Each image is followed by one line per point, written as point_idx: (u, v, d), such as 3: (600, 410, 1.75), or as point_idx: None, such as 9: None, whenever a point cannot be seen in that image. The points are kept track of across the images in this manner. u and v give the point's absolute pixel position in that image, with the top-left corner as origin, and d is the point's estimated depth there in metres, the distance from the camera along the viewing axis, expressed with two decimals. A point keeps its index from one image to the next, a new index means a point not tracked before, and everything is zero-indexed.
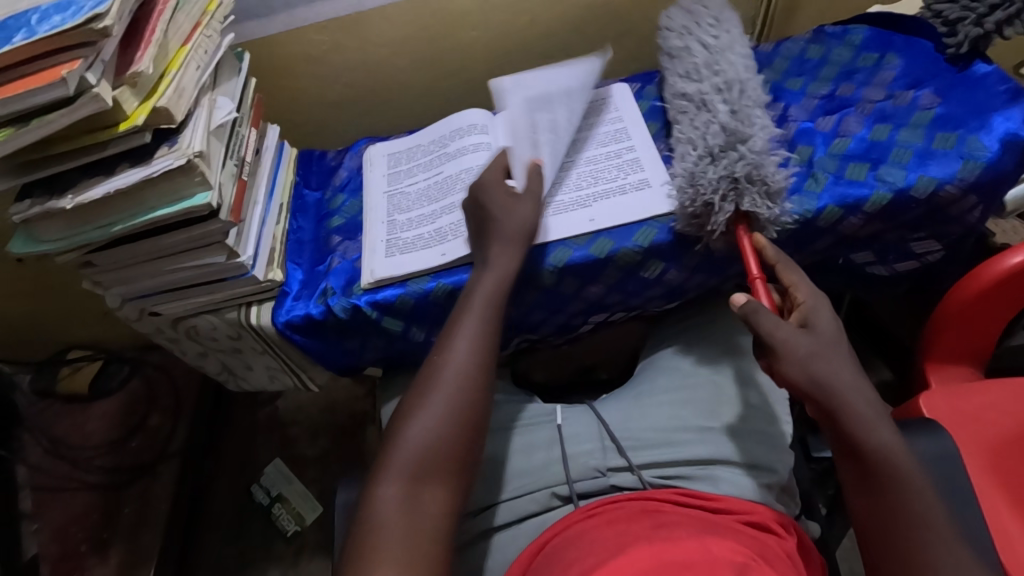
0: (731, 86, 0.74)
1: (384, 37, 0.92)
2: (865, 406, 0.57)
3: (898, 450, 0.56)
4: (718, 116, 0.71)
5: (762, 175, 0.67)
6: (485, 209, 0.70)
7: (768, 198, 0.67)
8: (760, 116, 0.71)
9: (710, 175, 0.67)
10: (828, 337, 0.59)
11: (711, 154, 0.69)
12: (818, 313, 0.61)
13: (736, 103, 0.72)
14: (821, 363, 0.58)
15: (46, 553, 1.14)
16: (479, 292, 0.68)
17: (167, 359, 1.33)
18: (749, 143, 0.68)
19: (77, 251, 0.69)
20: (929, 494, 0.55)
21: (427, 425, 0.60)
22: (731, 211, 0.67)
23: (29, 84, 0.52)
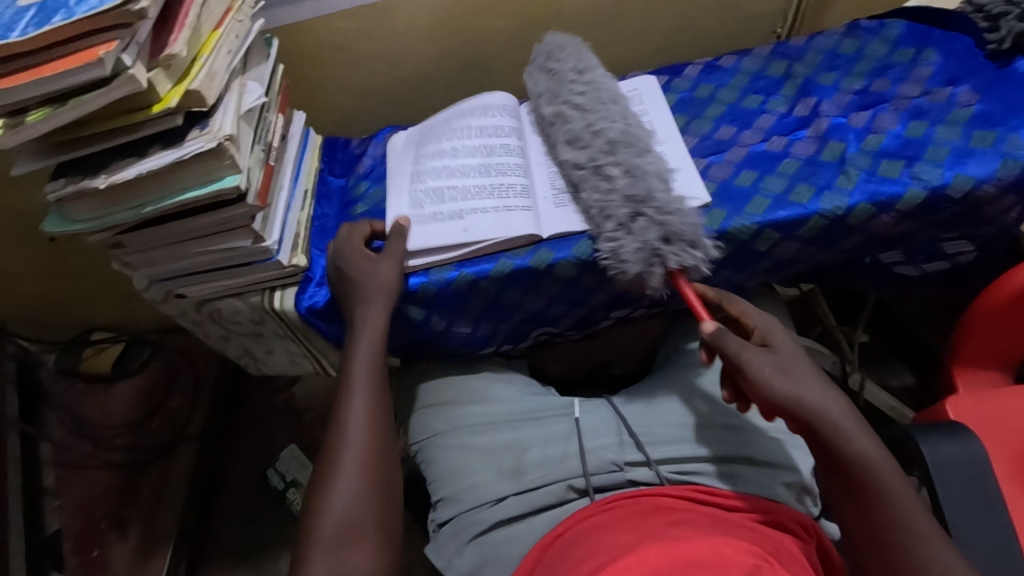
0: (616, 145, 0.73)
1: (411, 26, 0.92)
2: (839, 414, 0.57)
3: (874, 455, 0.55)
4: (616, 184, 0.70)
5: (682, 229, 0.67)
6: (348, 277, 0.73)
7: (690, 249, 0.68)
8: (654, 165, 0.71)
9: (629, 249, 0.67)
10: (790, 355, 0.61)
11: (627, 221, 0.68)
12: (776, 336, 0.63)
13: (627, 162, 0.71)
14: (780, 378, 0.59)
15: (68, 529, 1.17)
16: (360, 358, 0.70)
17: (188, 343, 1.35)
18: (658, 202, 0.68)
19: (108, 232, 0.70)
20: (911, 495, 0.53)
21: (343, 491, 0.61)
22: (672, 265, 0.67)
23: (67, 65, 0.53)
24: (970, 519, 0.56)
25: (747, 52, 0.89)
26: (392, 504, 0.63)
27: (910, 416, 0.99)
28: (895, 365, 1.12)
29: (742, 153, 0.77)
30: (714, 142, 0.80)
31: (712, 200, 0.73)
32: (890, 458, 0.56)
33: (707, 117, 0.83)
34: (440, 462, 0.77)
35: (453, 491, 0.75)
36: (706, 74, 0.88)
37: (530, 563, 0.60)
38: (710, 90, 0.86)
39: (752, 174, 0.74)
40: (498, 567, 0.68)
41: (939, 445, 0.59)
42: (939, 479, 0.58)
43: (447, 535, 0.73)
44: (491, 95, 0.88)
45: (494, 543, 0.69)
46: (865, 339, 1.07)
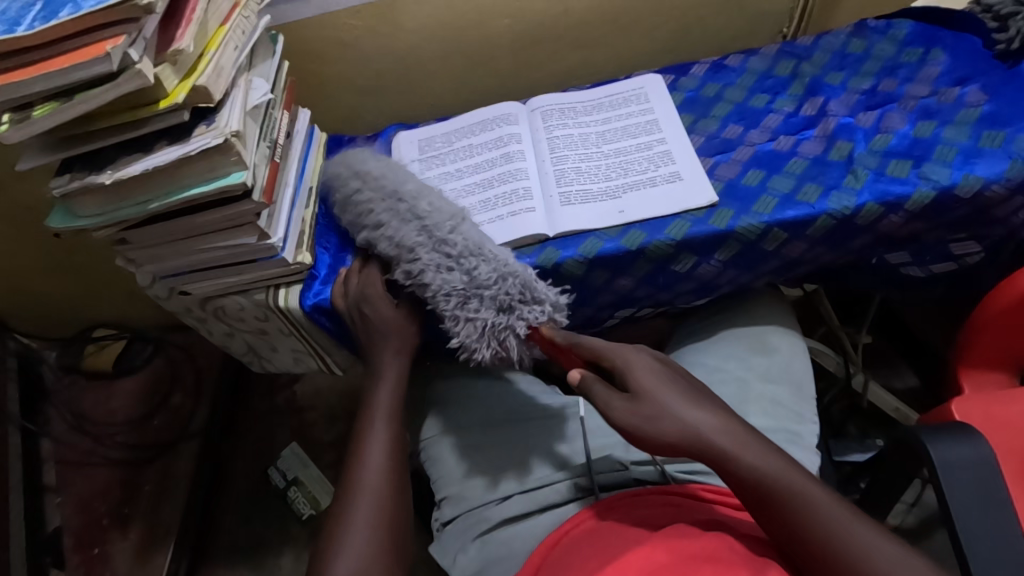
0: (425, 225, 0.68)
1: (416, 24, 0.92)
2: (716, 433, 0.56)
3: (765, 463, 0.54)
4: (432, 270, 0.66)
5: (517, 287, 0.65)
6: (367, 319, 0.72)
7: (527, 306, 0.66)
8: (470, 229, 0.69)
9: (461, 333, 0.65)
10: (652, 393, 0.58)
11: (460, 298, 0.65)
12: (635, 370, 0.60)
13: (435, 243, 0.67)
14: (653, 417, 0.57)
15: (68, 525, 1.17)
16: (380, 405, 0.69)
17: (190, 341, 1.35)
18: (487, 268, 0.65)
19: (113, 227, 0.70)
20: (810, 487, 0.53)
21: (362, 531, 0.59)
22: (524, 327, 0.65)
23: (73, 60, 0.53)
24: (980, 521, 0.55)
25: (754, 52, 0.89)
26: (398, 502, 0.63)
27: (914, 417, 0.99)
28: (899, 367, 1.12)
29: (749, 153, 0.77)
30: (721, 140, 0.79)
31: (719, 199, 0.73)
32: (775, 455, 0.55)
33: (713, 116, 0.83)
34: (447, 460, 0.78)
35: (457, 489, 0.75)
36: (712, 73, 0.88)
37: (537, 560, 0.59)
38: (716, 88, 0.86)
39: (759, 173, 0.74)
40: (504, 565, 0.67)
41: (949, 446, 0.59)
42: (948, 478, 0.57)
43: (453, 533, 0.72)
44: (492, 104, 0.89)
45: (499, 541, 0.69)
46: (869, 340, 1.07)
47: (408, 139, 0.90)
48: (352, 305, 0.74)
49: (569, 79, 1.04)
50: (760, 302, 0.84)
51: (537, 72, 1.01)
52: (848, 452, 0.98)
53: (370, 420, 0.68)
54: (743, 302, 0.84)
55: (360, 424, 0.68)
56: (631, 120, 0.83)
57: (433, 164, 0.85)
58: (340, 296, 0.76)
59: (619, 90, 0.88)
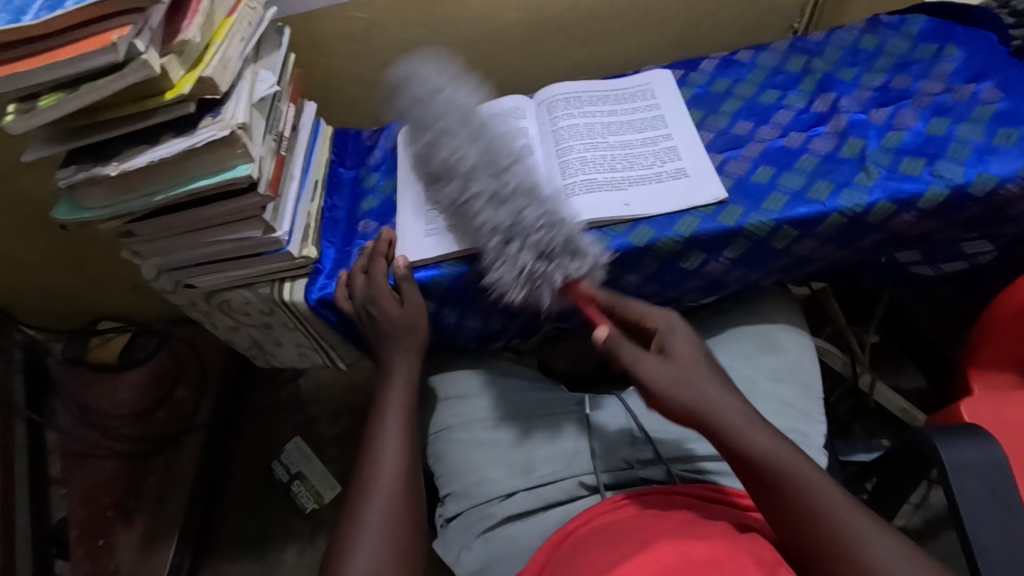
0: (495, 164, 0.71)
1: (423, 17, 0.91)
2: (735, 413, 0.56)
3: (772, 445, 0.54)
4: (487, 204, 0.69)
5: (561, 236, 0.66)
6: (375, 320, 0.72)
7: (573, 256, 0.67)
8: (527, 175, 0.71)
9: (511, 267, 0.66)
10: (686, 362, 0.59)
11: (504, 238, 0.67)
12: (676, 339, 0.62)
13: (498, 175, 0.70)
14: (680, 382, 0.58)
15: (73, 516, 1.17)
16: (392, 406, 0.69)
17: (194, 334, 1.35)
18: (533, 211, 0.67)
19: (119, 219, 0.69)
20: (816, 473, 0.54)
21: (374, 529, 0.59)
22: (563, 276, 0.66)
23: (80, 50, 0.52)
24: (992, 524, 0.55)
25: (765, 47, 0.88)
26: (403, 498, 0.63)
27: (921, 418, 0.98)
28: (907, 367, 1.11)
29: (759, 149, 0.76)
30: (731, 137, 0.78)
31: (728, 196, 0.72)
32: (782, 441, 0.56)
33: (722, 112, 0.82)
34: (451, 456, 0.77)
35: (463, 485, 0.74)
36: (722, 68, 0.87)
37: (541, 559, 0.59)
38: (726, 84, 0.85)
39: (769, 170, 0.73)
40: (508, 563, 0.67)
41: (961, 447, 0.58)
42: (958, 479, 0.57)
43: (457, 529, 0.72)
44: (498, 99, 0.88)
45: (503, 538, 0.69)
46: (877, 339, 1.06)
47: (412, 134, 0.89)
48: (359, 306, 0.74)
49: (577, 74, 1.04)
50: (767, 301, 0.83)
51: (544, 66, 1.01)
52: (854, 452, 0.97)
53: (382, 419, 0.69)
54: (752, 300, 0.83)
55: (372, 425, 0.69)
56: (637, 114, 0.82)
57: None
58: (346, 297, 0.76)
59: (626, 84, 0.87)
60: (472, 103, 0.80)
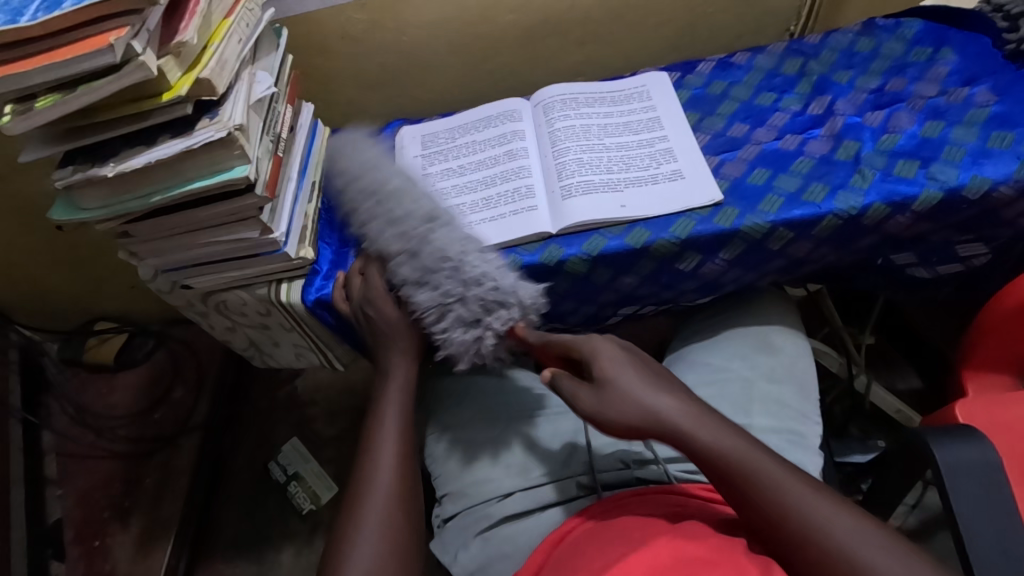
0: (405, 233, 0.71)
1: (421, 18, 0.91)
2: (675, 413, 0.57)
3: (721, 441, 0.55)
4: (420, 281, 0.70)
5: (485, 298, 0.68)
6: (372, 321, 0.72)
7: (498, 310, 0.68)
8: (447, 234, 0.71)
9: (453, 337, 0.68)
10: (617, 377, 0.59)
11: (439, 312, 0.68)
12: (602, 359, 0.61)
13: (411, 247, 0.71)
14: (613, 402, 0.58)
15: (69, 517, 1.17)
16: (389, 407, 0.70)
17: (191, 335, 1.35)
18: (461, 279, 0.68)
19: (116, 220, 0.69)
20: (773, 466, 0.54)
21: (372, 529, 0.60)
22: (497, 331, 0.69)
23: (77, 51, 0.52)
24: (986, 524, 0.55)
25: (762, 49, 0.88)
26: (401, 498, 0.63)
27: (916, 419, 0.98)
28: (903, 368, 1.11)
29: (756, 151, 0.76)
30: (727, 139, 0.79)
31: (724, 197, 0.72)
32: (734, 434, 0.56)
33: (719, 114, 0.82)
34: (449, 457, 0.77)
35: (460, 486, 0.75)
36: (719, 70, 0.87)
37: (539, 558, 0.59)
38: (723, 86, 0.85)
39: (765, 172, 0.74)
40: (505, 563, 0.67)
41: (954, 448, 0.58)
42: (952, 478, 0.57)
43: (454, 529, 0.72)
44: (495, 101, 0.88)
45: (500, 538, 0.69)
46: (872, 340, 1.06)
47: (410, 135, 0.90)
48: (356, 307, 0.74)
49: (574, 75, 1.04)
50: (763, 302, 0.83)
51: (541, 68, 1.01)
52: (852, 453, 0.95)
53: (380, 419, 0.69)
54: (749, 301, 0.84)
55: (369, 426, 0.69)
56: (634, 116, 0.83)
57: (435, 161, 0.84)
58: (344, 299, 0.76)
59: (623, 86, 0.87)
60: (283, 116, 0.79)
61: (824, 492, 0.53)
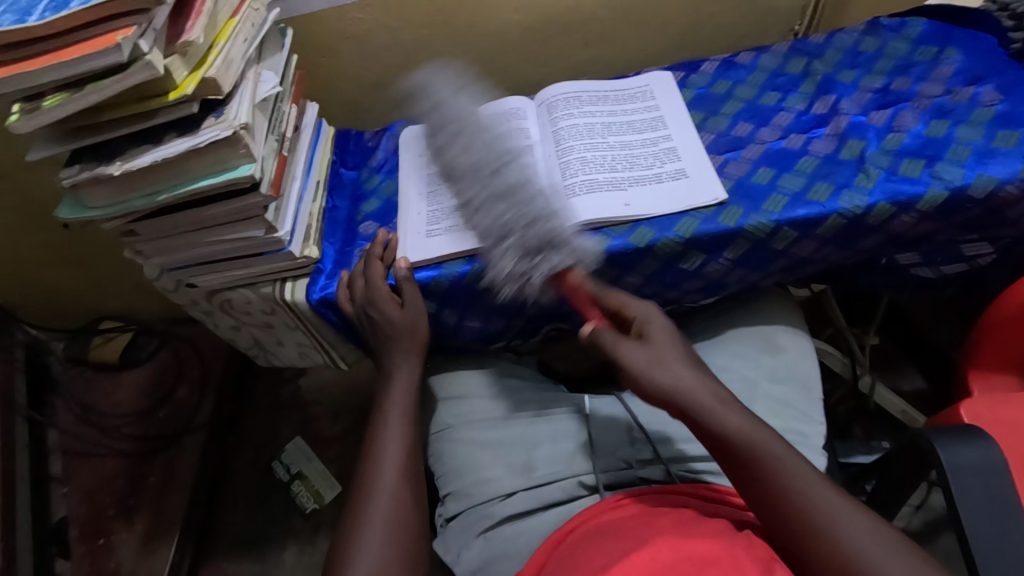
0: (489, 167, 0.72)
1: (425, 18, 0.91)
2: (707, 395, 0.57)
3: (750, 428, 0.55)
4: (484, 212, 0.70)
5: (544, 233, 0.64)
6: (375, 322, 0.72)
7: (556, 248, 0.64)
8: (520, 169, 0.72)
9: (505, 262, 0.66)
10: (665, 344, 0.60)
11: (498, 236, 0.67)
12: (652, 325, 0.62)
13: (485, 180, 0.71)
14: (657, 365, 0.58)
15: (74, 515, 1.18)
16: (392, 407, 0.70)
17: (196, 334, 1.36)
18: (520, 210, 0.66)
19: (122, 219, 0.70)
20: (794, 459, 0.54)
21: (375, 526, 0.60)
22: (546, 272, 0.64)
23: (84, 50, 0.53)
24: (992, 524, 0.55)
25: (765, 49, 0.88)
26: (404, 496, 0.63)
27: (921, 420, 0.98)
28: (906, 368, 1.11)
29: (760, 150, 0.76)
30: (731, 139, 0.79)
31: (729, 197, 0.72)
32: (759, 425, 0.56)
33: (723, 114, 0.82)
34: (451, 456, 0.77)
35: (462, 485, 0.75)
36: (723, 70, 0.87)
37: (541, 558, 0.59)
38: (726, 86, 0.85)
39: (769, 172, 0.73)
40: (507, 563, 0.67)
41: (960, 448, 0.58)
42: (957, 479, 0.57)
43: (457, 528, 0.72)
44: (500, 101, 0.88)
45: (503, 538, 0.69)
46: (876, 341, 1.06)
47: (414, 135, 0.90)
48: (360, 308, 0.74)
49: (578, 75, 1.04)
50: (767, 302, 0.83)
51: (544, 68, 1.01)
52: (854, 454, 0.98)
53: (384, 419, 0.69)
54: (753, 300, 0.84)
55: (373, 426, 0.69)
56: (638, 115, 0.82)
57: (438, 162, 0.85)
58: (348, 299, 0.76)
59: (627, 85, 0.87)
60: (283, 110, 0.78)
61: (833, 487, 0.53)
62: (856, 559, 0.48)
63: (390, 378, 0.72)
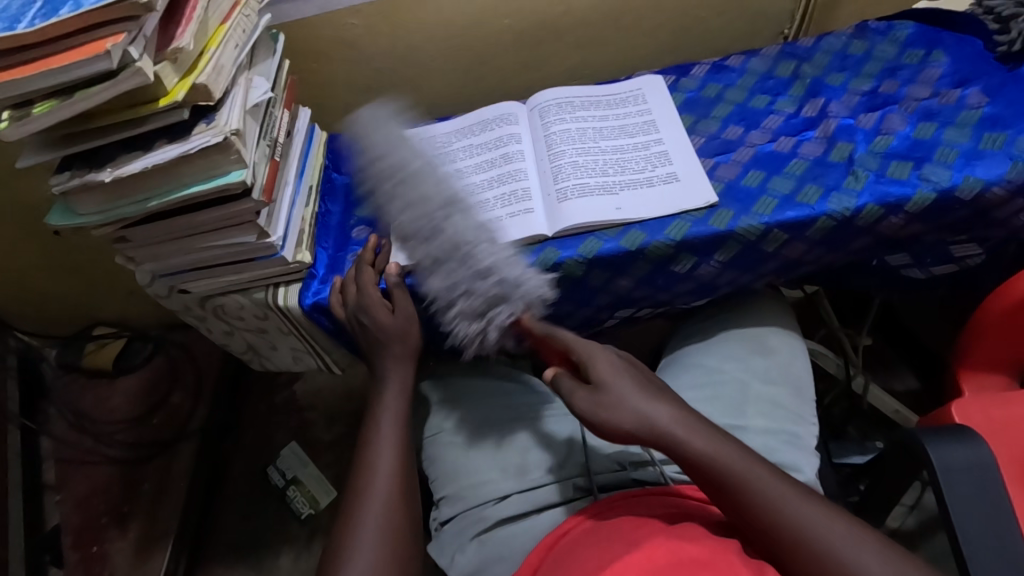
0: (425, 212, 0.73)
1: (417, 24, 0.92)
2: (667, 421, 0.57)
3: (715, 448, 0.55)
4: (432, 277, 0.70)
5: (487, 293, 0.67)
6: (366, 330, 0.72)
7: (505, 302, 0.67)
8: (462, 219, 0.71)
9: (461, 327, 0.68)
10: (615, 381, 0.59)
11: (448, 300, 0.68)
12: (598, 362, 0.61)
13: (433, 225, 0.71)
14: (610, 407, 0.58)
15: (67, 523, 1.17)
16: (385, 412, 0.70)
17: (190, 339, 1.36)
18: (466, 271, 0.67)
19: (113, 225, 0.70)
20: (761, 471, 0.54)
21: (369, 532, 0.60)
22: (500, 327, 0.68)
23: (74, 58, 0.53)
24: (981, 524, 0.55)
25: (755, 52, 0.89)
26: (397, 501, 0.63)
27: (914, 420, 0.98)
28: (900, 368, 1.11)
29: (750, 153, 0.77)
30: (721, 141, 0.79)
31: (719, 200, 0.72)
32: (722, 439, 0.56)
33: (714, 117, 0.83)
34: (445, 460, 0.77)
35: (456, 489, 0.75)
36: (713, 73, 0.88)
37: (535, 561, 0.59)
38: (717, 89, 0.86)
39: (759, 174, 0.74)
40: (501, 565, 0.67)
41: (949, 448, 0.58)
42: (947, 481, 0.57)
43: (451, 532, 0.72)
44: (492, 104, 0.89)
45: (497, 541, 0.69)
46: (869, 341, 1.07)
47: (408, 138, 0.90)
48: (351, 314, 0.74)
49: (569, 80, 1.04)
50: (759, 304, 0.84)
51: (537, 72, 1.01)
52: (848, 454, 0.98)
53: (377, 423, 0.69)
54: (746, 303, 0.84)
55: (365, 431, 0.69)
56: (630, 118, 0.83)
57: (432, 165, 0.85)
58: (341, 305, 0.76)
59: (618, 90, 0.87)
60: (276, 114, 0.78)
61: (804, 493, 0.54)
62: (837, 564, 0.49)
63: (382, 383, 0.72)
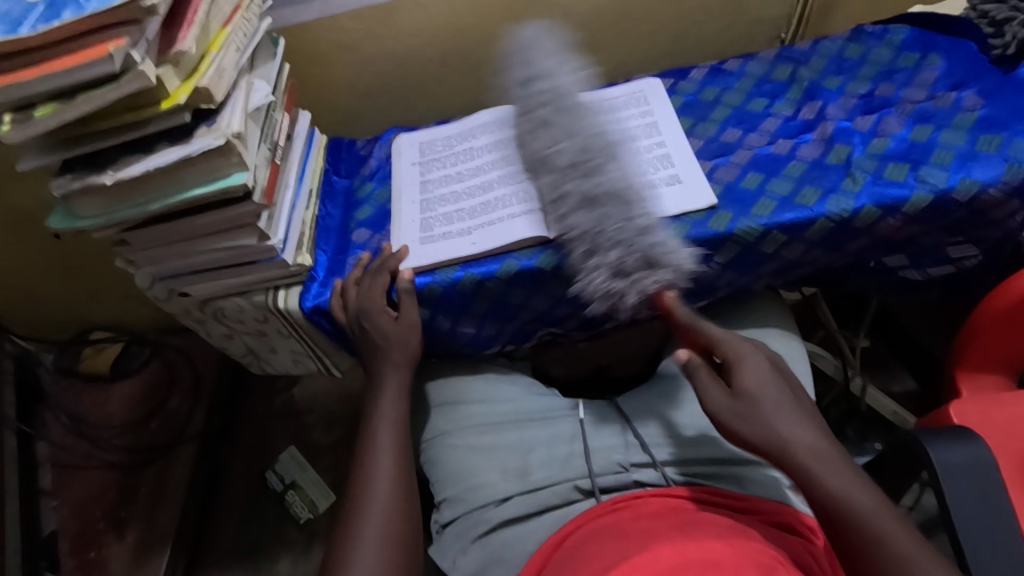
0: (584, 155, 0.70)
1: (416, 27, 0.92)
2: (800, 445, 0.57)
3: (847, 488, 0.54)
4: (573, 215, 0.68)
5: (643, 251, 0.65)
6: (368, 335, 0.72)
7: (652, 268, 0.66)
8: (620, 167, 0.70)
9: (597, 280, 0.66)
10: (755, 393, 0.60)
11: (586, 250, 0.67)
12: (744, 367, 0.62)
13: (585, 167, 0.70)
14: (745, 416, 0.59)
15: (64, 529, 1.16)
16: (386, 415, 0.70)
17: (188, 343, 1.35)
18: (614, 219, 0.66)
19: (115, 228, 0.70)
20: (890, 518, 0.53)
21: (371, 537, 0.60)
22: (642, 292, 0.66)
23: (77, 60, 0.53)
24: (984, 524, 0.55)
25: (753, 56, 0.90)
26: (399, 503, 0.63)
27: (912, 421, 0.99)
28: (897, 370, 1.12)
29: (748, 156, 0.77)
30: (720, 144, 0.80)
31: (719, 201, 0.73)
32: (858, 479, 0.55)
33: (712, 119, 0.83)
34: (446, 462, 0.77)
35: (458, 491, 0.74)
36: (710, 76, 0.89)
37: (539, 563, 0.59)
38: (715, 92, 0.87)
39: (758, 177, 0.75)
40: (504, 568, 0.67)
41: (949, 448, 0.58)
42: (948, 481, 0.57)
43: (453, 535, 0.72)
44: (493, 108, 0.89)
45: (499, 544, 0.69)
46: (866, 343, 1.07)
47: (407, 143, 0.90)
48: (355, 317, 0.73)
49: None
50: (757, 306, 0.84)
51: None
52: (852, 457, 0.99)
53: (378, 427, 0.69)
54: (745, 305, 0.84)
55: (367, 434, 0.69)
56: (631, 120, 0.84)
57: (432, 169, 0.85)
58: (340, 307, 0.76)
59: (619, 92, 0.88)
60: (277, 116, 0.79)
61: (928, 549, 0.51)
62: None
63: (382, 384, 0.72)
